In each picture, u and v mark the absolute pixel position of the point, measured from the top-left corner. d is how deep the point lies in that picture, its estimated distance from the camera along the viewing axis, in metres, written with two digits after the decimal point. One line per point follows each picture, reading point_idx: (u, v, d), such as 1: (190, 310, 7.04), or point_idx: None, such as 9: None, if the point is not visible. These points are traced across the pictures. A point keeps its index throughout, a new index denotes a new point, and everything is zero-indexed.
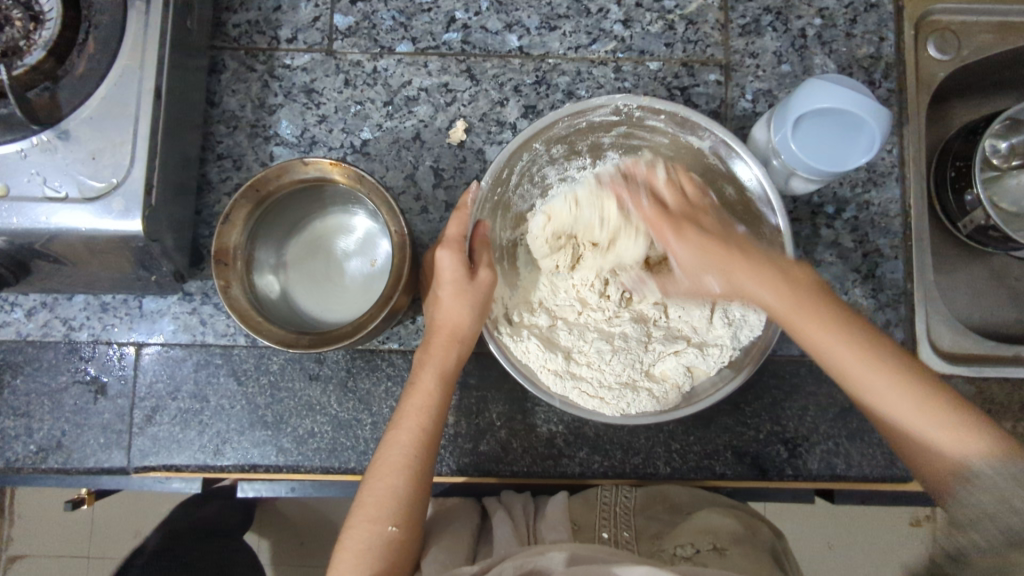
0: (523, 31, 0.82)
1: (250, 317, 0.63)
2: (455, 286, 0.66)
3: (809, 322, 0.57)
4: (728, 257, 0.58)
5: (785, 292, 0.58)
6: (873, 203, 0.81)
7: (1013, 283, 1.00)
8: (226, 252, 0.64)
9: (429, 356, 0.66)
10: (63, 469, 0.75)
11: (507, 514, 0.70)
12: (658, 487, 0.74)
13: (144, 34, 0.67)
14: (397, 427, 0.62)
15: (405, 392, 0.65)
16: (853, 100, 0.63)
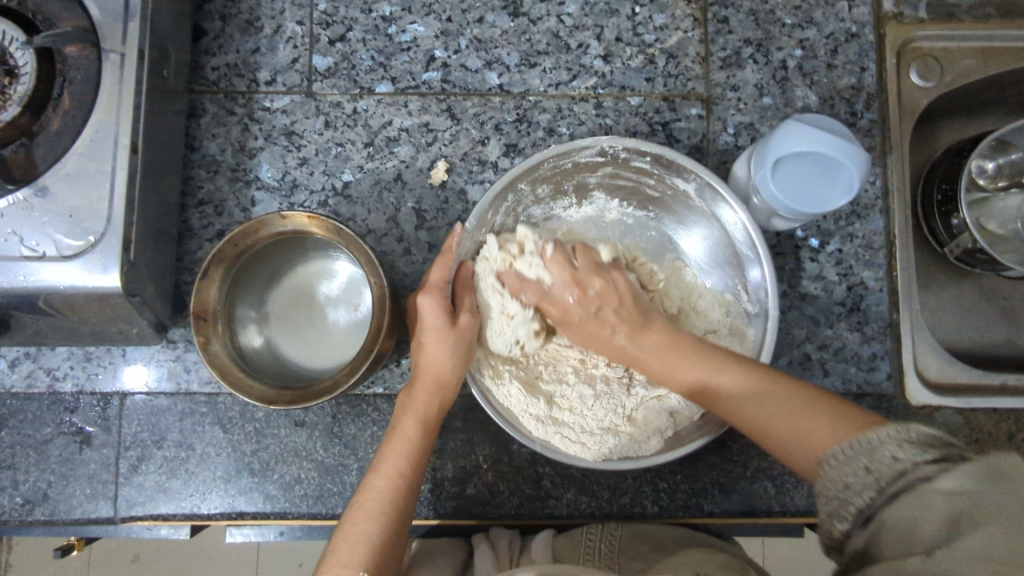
0: (503, 69, 0.82)
1: (230, 372, 0.63)
2: (438, 331, 0.65)
3: (670, 357, 0.63)
4: (597, 316, 0.67)
5: (649, 339, 0.65)
6: (857, 235, 0.80)
7: (1002, 304, 1.00)
8: (205, 308, 0.64)
9: (410, 402, 0.66)
10: (49, 521, 0.75)
11: (490, 549, 0.71)
12: (643, 526, 0.74)
13: (119, 88, 0.67)
14: (377, 473, 0.61)
15: (386, 438, 0.64)
16: (823, 145, 0.63)
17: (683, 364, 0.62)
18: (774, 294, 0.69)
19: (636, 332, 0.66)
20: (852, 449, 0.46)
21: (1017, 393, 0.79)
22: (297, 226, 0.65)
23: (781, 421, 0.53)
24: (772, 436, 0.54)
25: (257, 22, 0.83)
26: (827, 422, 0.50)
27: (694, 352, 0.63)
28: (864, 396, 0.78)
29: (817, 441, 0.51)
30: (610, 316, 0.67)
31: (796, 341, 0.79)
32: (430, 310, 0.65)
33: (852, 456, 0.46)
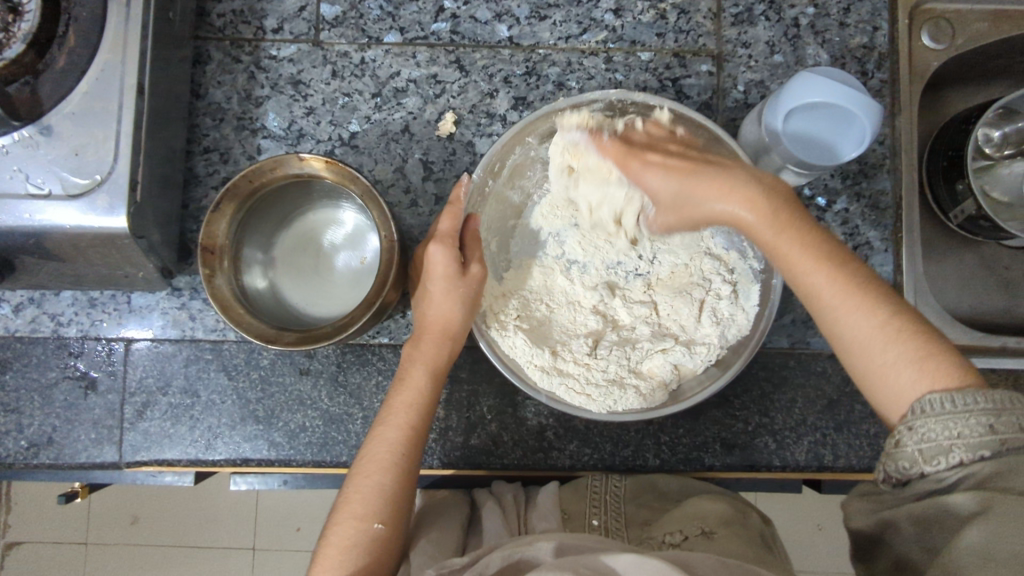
0: (512, 21, 0.81)
1: (232, 307, 0.62)
2: (448, 281, 0.65)
3: (797, 237, 0.53)
4: (687, 171, 0.58)
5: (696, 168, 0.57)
6: (863, 195, 0.80)
7: (1003, 273, 1.01)
8: (213, 242, 0.63)
9: (417, 355, 0.66)
10: (54, 465, 0.75)
11: (496, 505, 0.70)
12: (647, 476, 0.75)
13: (124, 27, 0.66)
14: (387, 425, 0.62)
15: (394, 389, 0.65)
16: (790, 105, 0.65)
17: (797, 241, 0.53)
18: None
19: (722, 181, 0.55)
20: (967, 400, 0.45)
21: (1015, 355, 0.81)
22: (316, 171, 0.65)
23: (902, 354, 0.49)
24: (885, 354, 0.49)
25: None
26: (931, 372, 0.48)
27: (787, 216, 0.53)
28: None
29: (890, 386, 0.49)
30: (690, 167, 0.58)
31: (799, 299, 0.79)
32: (434, 264, 0.65)
33: (969, 408, 0.45)
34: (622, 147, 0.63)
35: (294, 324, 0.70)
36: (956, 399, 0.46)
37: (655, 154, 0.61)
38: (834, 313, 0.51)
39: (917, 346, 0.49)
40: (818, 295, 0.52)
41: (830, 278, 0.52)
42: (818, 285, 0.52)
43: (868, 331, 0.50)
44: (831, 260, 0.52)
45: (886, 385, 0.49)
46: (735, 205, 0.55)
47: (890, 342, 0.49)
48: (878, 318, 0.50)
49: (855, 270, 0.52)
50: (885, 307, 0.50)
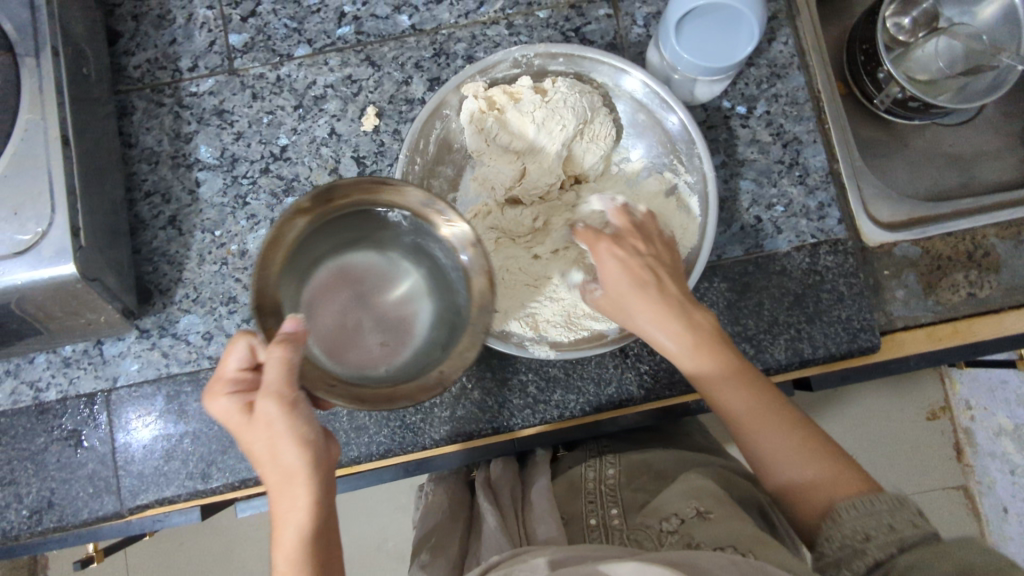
0: (412, 10, 0.84)
1: (274, 250, 0.56)
2: (263, 419, 0.51)
3: (731, 364, 0.61)
4: (640, 280, 0.63)
5: (641, 275, 0.63)
6: (781, 95, 0.82)
7: (949, 151, 1.02)
8: (340, 194, 0.58)
9: (271, 463, 0.51)
10: (59, 527, 0.76)
11: (493, 506, 0.73)
12: (640, 457, 0.76)
13: (39, 87, 0.68)
14: (279, 548, 0.51)
15: (276, 504, 0.52)
16: (688, 50, 0.69)
17: (706, 355, 0.61)
18: (696, 132, 0.72)
19: (662, 299, 0.63)
20: (870, 503, 0.51)
21: (967, 215, 0.83)
22: (474, 271, 0.60)
23: (817, 468, 0.55)
24: (807, 470, 0.56)
25: (169, 14, 0.84)
26: (844, 470, 0.55)
27: (723, 352, 0.61)
28: (819, 245, 0.80)
29: (811, 485, 0.55)
30: (643, 276, 0.63)
31: (743, 206, 0.81)
32: (228, 396, 0.54)
33: (869, 509, 0.51)
34: (627, 265, 0.63)
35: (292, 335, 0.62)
36: (861, 503, 0.52)
37: (626, 244, 0.65)
38: (760, 431, 0.58)
39: (830, 465, 0.56)
40: (739, 417, 0.59)
41: (758, 398, 0.59)
42: (737, 408, 0.59)
43: (787, 448, 0.57)
44: (750, 383, 0.60)
45: (802, 501, 0.55)
46: (655, 330, 0.62)
47: (830, 469, 0.55)
48: (795, 432, 0.58)
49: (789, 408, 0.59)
50: (807, 431, 0.58)
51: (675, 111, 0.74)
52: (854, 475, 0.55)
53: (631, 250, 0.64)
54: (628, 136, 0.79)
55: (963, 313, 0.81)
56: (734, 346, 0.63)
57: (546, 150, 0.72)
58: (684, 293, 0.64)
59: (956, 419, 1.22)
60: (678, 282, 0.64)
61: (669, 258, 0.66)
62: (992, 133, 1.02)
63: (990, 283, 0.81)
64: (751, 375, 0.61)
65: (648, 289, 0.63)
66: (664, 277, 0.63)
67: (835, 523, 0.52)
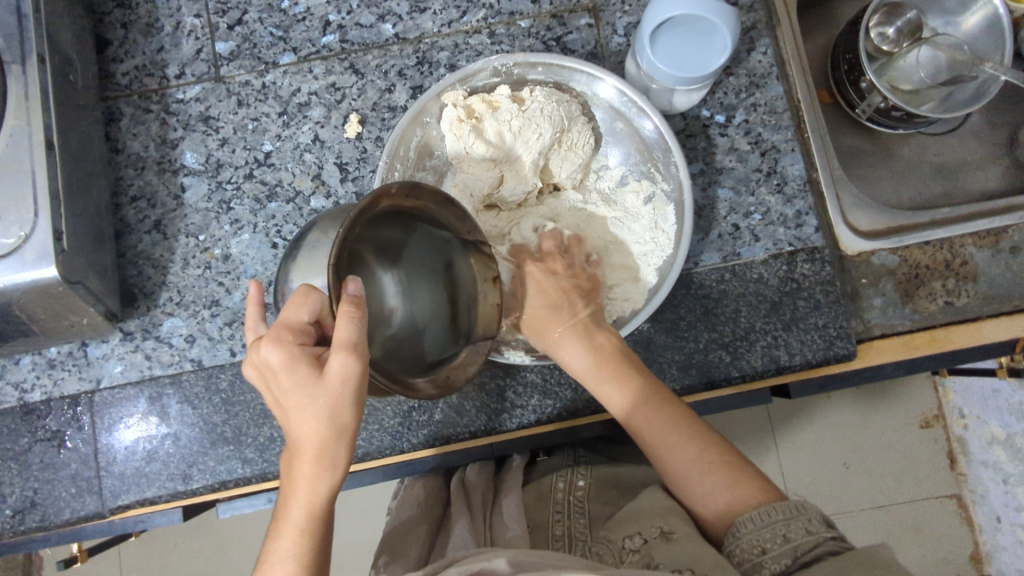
0: (395, 19, 0.85)
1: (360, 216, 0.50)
2: (333, 383, 0.50)
3: (634, 377, 0.68)
4: (555, 306, 0.71)
5: (554, 303, 0.71)
6: (759, 104, 0.83)
7: (933, 160, 1.02)
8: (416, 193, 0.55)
9: (321, 418, 0.52)
10: (41, 527, 0.77)
11: (464, 509, 0.74)
12: (609, 470, 0.77)
13: (25, 93, 0.70)
14: (297, 497, 0.54)
15: (310, 450, 0.53)
16: (662, 63, 0.70)
17: (615, 384, 0.68)
18: (671, 140, 0.73)
19: (574, 324, 0.70)
20: (768, 514, 0.56)
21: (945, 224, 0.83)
22: (480, 301, 0.60)
23: (715, 480, 0.61)
24: (704, 479, 0.62)
25: (157, 22, 0.86)
26: (739, 479, 0.61)
27: (628, 370, 0.69)
28: (796, 254, 0.80)
29: (710, 492, 0.61)
30: (558, 303, 0.71)
31: (721, 214, 0.81)
32: (278, 348, 0.50)
33: (768, 522, 0.55)
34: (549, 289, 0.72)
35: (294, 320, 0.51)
36: (759, 516, 0.56)
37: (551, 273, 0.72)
38: (662, 442, 0.65)
39: (725, 475, 0.61)
40: (643, 431, 0.66)
41: (661, 413, 0.66)
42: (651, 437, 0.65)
43: (687, 459, 0.63)
44: (656, 398, 0.67)
45: (706, 506, 0.61)
46: (568, 352, 0.70)
47: (728, 477, 0.61)
48: (695, 443, 0.64)
49: (692, 420, 0.66)
50: (707, 441, 0.64)
51: (649, 117, 0.75)
52: (750, 485, 0.60)
53: (552, 274, 0.72)
54: (607, 143, 0.80)
55: (940, 322, 0.81)
56: (636, 364, 0.70)
57: (523, 158, 0.73)
58: (595, 318, 0.72)
59: (949, 427, 1.22)
60: (589, 307, 0.72)
61: (587, 282, 0.74)
62: (976, 142, 1.03)
63: (967, 292, 0.82)
64: (657, 391, 0.68)
65: (561, 314, 0.71)
66: (576, 303, 0.72)
67: (738, 536, 0.57)
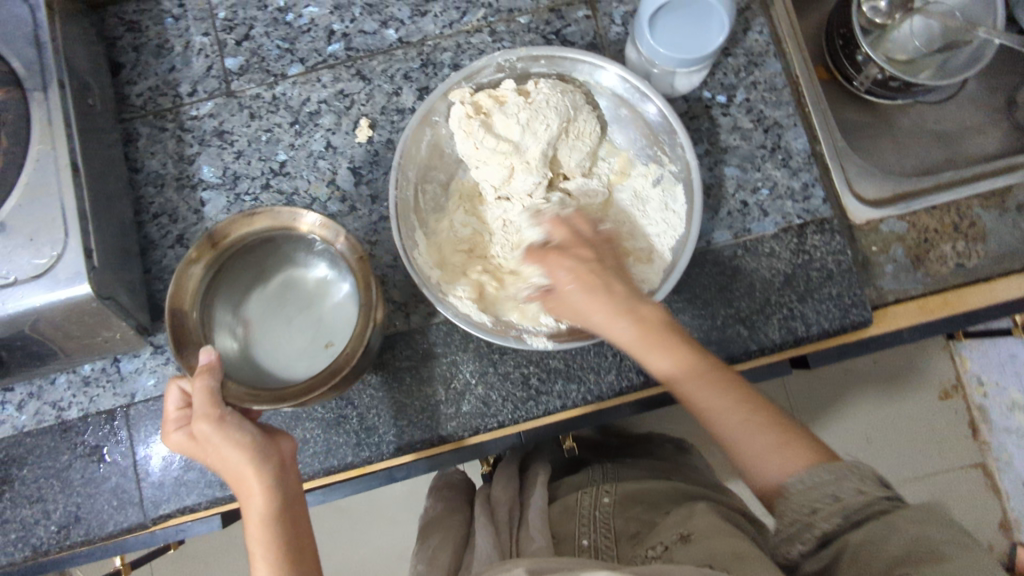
0: (398, 24, 0.87)
1: (188, 299, 0.69)
2: (213, 422, 0.59)
3: (676, 343, 0.62)
4: (597, 276, 0.64)
5: (582, 273, 0.64)
6: (759, 82, 0.85)
7: (934, 128, 1.04)
8: (221, 240, 0.70)
9: (228, 456, 0.59)
10: (87, 540, 0.79)
11: (490, 523, 0.75)
12: (632, 487, 0.77)
13: (48, 118, 0.72)
14: (251, 536, 0.58)
15: (241, 492, 0.60)
16: (661, 48, 0.72)
17: (666, 352, 0.62)
18: (678, 123, 0.75)
19: (614, 296, 0.63)
20: (817, 475, 0.54)
21: (949, 188, 0.85)
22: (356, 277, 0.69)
23: (769, 442, 0.57)
24: (759, 442, 0.57)
25: (167, 43, 0.88)
26: (788, 441, 0.57)
27: (674, 337, 0.63)
28: (806, 225, 0.81)
29: (763, 453, 0.57)
30: (594, 274, 0.64)
31: (729, 192, 0.83)
32: (177, 433, 0.62)
33: (815, 483, 0.54)
34: (581, 248, 0.66)
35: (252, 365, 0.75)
36: (811, 476, 0.54)
37: (582, 238, 0.67)
38: (710, 409, 0.60)
39: (775, 435, 0.58)
40: (688, 396, 0.61)
41: (708, 381, 0.61)
42: (703, 405, 0.60)
43: (739, 426, 0.59)
44: (700, 365, 0.62)
45: (759, 473, 0.57)
46: (610, 325, 0.63)
47: (789, 447, 0.57)
48: (747, 409, 0.59)
49: (742, 384, 0.61)
50: (758, 406, 0.60)
51: (652, 100, 0.76)
52: (806, 447, 0.57)
53: (570, 256, 0.65)
54: (613, 130, 0.82)
55: (952, 284, 0.82)
56: (681, 332, 0.64)
57: (532, 150, 0.74)
58: (632, 290, 0.65)
59: (968, 396, 1.22)
60: (623, 280, 0.65)
61: (612, 255, 0.68)
62: (974, 107, 1.04)
63: (977, 253, 0.83)
64: (702, 352, 0.63)
65: (598, 281, 0.63)
66: (611, 277, 0.65)
67: (787, 498, 0.55)
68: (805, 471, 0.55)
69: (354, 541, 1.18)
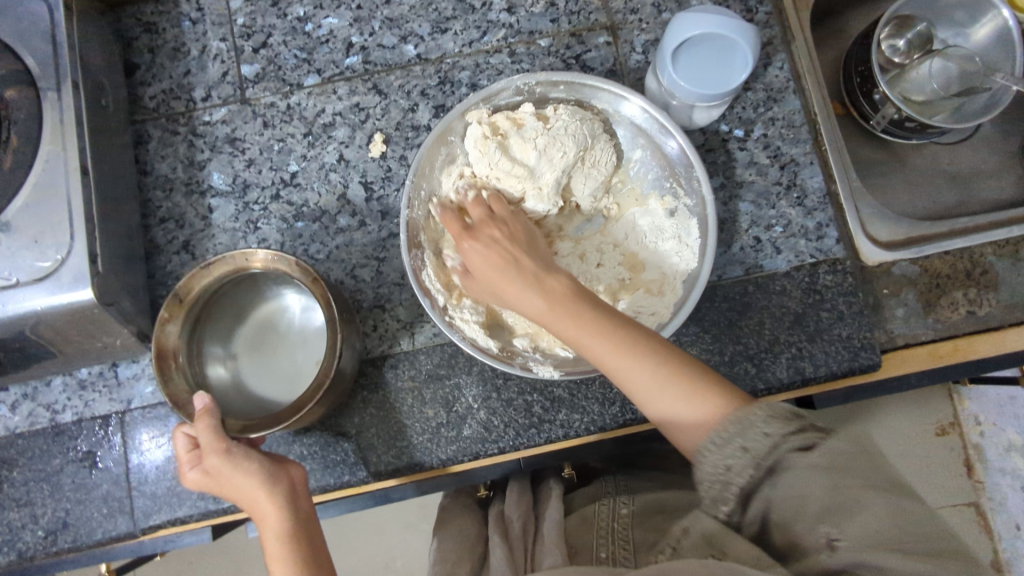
0: (418, 40, 0.87)
1: (169, 361, 0.68)
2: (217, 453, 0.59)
3: (590, 311, 0.60)
4: (504, 262, 0.63)
5: (509, 252, 0.63)
6: (777, 118, 0.84)
7: (947, 170, 1.03)
8: (186, 295, 0.69)
9: (236, 485, 0.60)
10: (74, 548, 0.77)
11: (504, 542, 0.75)
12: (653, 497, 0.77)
13: (60, 119, 0.71)
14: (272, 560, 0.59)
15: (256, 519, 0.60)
16: (682, 81, 0.72)
17: (575, 321, 0.60)
18: (695, 158, 0.74)
19: (522, 274, 0.62)
20: (727, 426, 0.53)
21: (963, 234, 0.84)
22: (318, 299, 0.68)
23: (682, 401, 0.57)
24: (672, 404, 0.58)
25: (183, 47, 0.88)
26: (700, 397, 0.57)
27: (582, 307, 0.60)
28: (818, 265, 0.81)
29: (679, 413, 0.58)
30: (506, 254, 0.63)
31: (743, 227, 0.82)
32: (190, 472, 0.62)
33: (726, 440, 0.53)
34: (487, 226, 0.66)
35: (247, 401, 0.75)
36: (719, 434, 0.53)
37: (485, 222, 0.67)
38: (623, 375, 0.60)
39: (687, 393, 0.58)
40: (603, 363, 0.60)
41: (617, 349, 0.59)
42: (636, 390, 0.59)
43: (649, 386, 0.59)
44: (615, 330, 0.60)
45: (684, 437, 0.58)
46: (523, 301, 0.61)
47: (704, 404, 0.56)
48: (658, 366, 0.59)
49: (660, 344, 0.61)
50: (670, 363, 0.59)
51: (673, 136, 0.76)
52: (720, 399, 0.57)
53: (489, 239, 0.65)
54: (629, 159, 0.81)
55: (963, 331, 0.82)
56: (594, 298, 0.62)
57: (547, 177, 0.74)
58: (544, 266, 0.63)
59: (965, 434, 1.21)
60: (536, 258, 0.64)
61: (526, 238, 0.67)
62: (989, 151, 1.04)
63: (988, 301, 0.82)
64: (616, 316, 0.61)
65: (512, 262, 0.63)
66: (522, 257, 0.63)
67: (703, 462, 0.54)
68: (717, 425, 0.54)
69: (343, 556, 1.16)
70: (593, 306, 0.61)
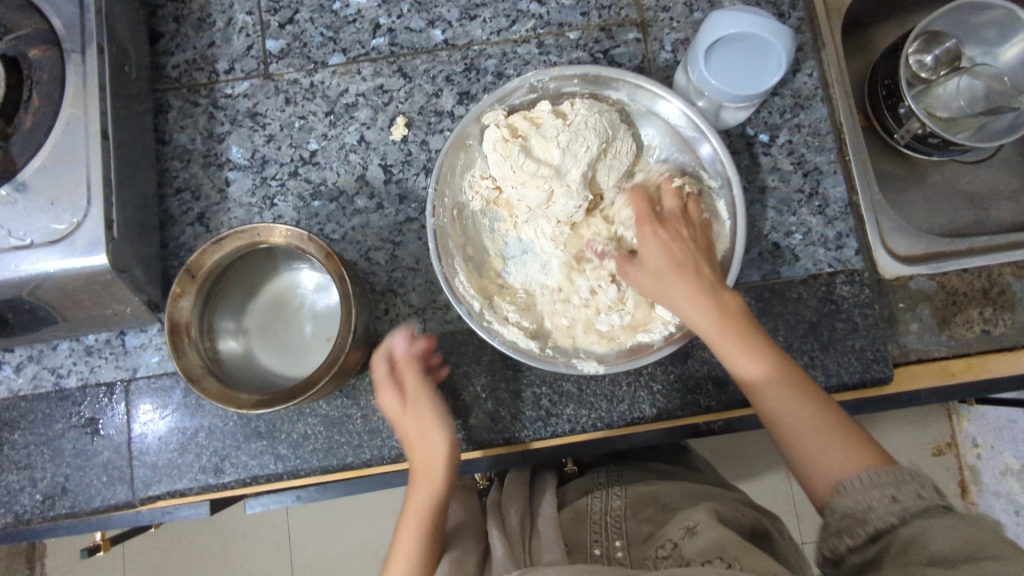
0: (445, 25, 0.86)
1: (182, 336, 0.67)
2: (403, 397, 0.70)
3: (747, 334, 0.64)
4: (680, 271, 0.66)
5: (678, 261, 0.66)
6: (803, 125, 0.84)
7: (967, 189, 1.03)
8: (199, 268, 0.69)
9: (419, 428, 0.69)
10: (71, 513, 0.77)
11: (500, 532, 0.74)
12: (648, 488, 0.77)
13: (83, 81, 0.70)
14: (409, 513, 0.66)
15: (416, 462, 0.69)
16: (713, 77, 0.71)
17: (741, 347, 0.63)
18: (728, 163, 0.73)
19: (697, 286, 0.65)
20: (877, 477, 0.54)
21: (984, 253, 0.83)
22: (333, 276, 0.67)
23: (829, 444, 0.59)
24: (816, 444, 0.60)
25: (209, 18, 0.87)
26: (848, 443, 0.59)
27: (731, 324, 0.64)
28: (836, 275, 0.80)
29: (824, 452, 0.59)
30: (685, 260, 0.67)
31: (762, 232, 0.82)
32: (391, 396, 0.71)
33: (879, 482, 0.54)
34: (659, 223, 0.69)
35: (258, 377, 0.75)
36: (871, 477, 0.55)
37: (670, 231, 0.69)
38: (775, 401, 0.62)
39: (837, 440, 0.59)
40: (754, 385, 0.64)
41: (773, 379, 0.63)
42: (780, 413, 0.62)
43: (801, 425, 0.61)
44: (776, 357, 0.64)
45: (817, 475, 0.59)
46: (688, 309, 0.65)
47: (857, 457, 0.57)
48: (806, 405, 0.62)
49: (817, 389, 0.63)
50: (819, 405, 0.62)
51: (707, 140, 0.75)
52: (867, 451, 0.58)
53: (674, 237, 0.68)
54: (651, 158, 0.80)
55: (976, 350, 0.81)
56: (759, 324, 0.66)
57: (572, 173, 0.73)
58: (718, 278, 0.67)
59: (961, 455, 1.21)
60: (711, 267, 0.67)
61: (706, 244, 0.69)
62: (1010, 172, 1.03)
63: (1004, 322, 0.81)
64: (768, 339, 0.65)
65: (686, 272, 0.66)
66: (704, 263, 0.67)
67: (843, 493, 0.55)
68: (863, 474, 0.55)
69: None
70: (748, 325, 0.64)
